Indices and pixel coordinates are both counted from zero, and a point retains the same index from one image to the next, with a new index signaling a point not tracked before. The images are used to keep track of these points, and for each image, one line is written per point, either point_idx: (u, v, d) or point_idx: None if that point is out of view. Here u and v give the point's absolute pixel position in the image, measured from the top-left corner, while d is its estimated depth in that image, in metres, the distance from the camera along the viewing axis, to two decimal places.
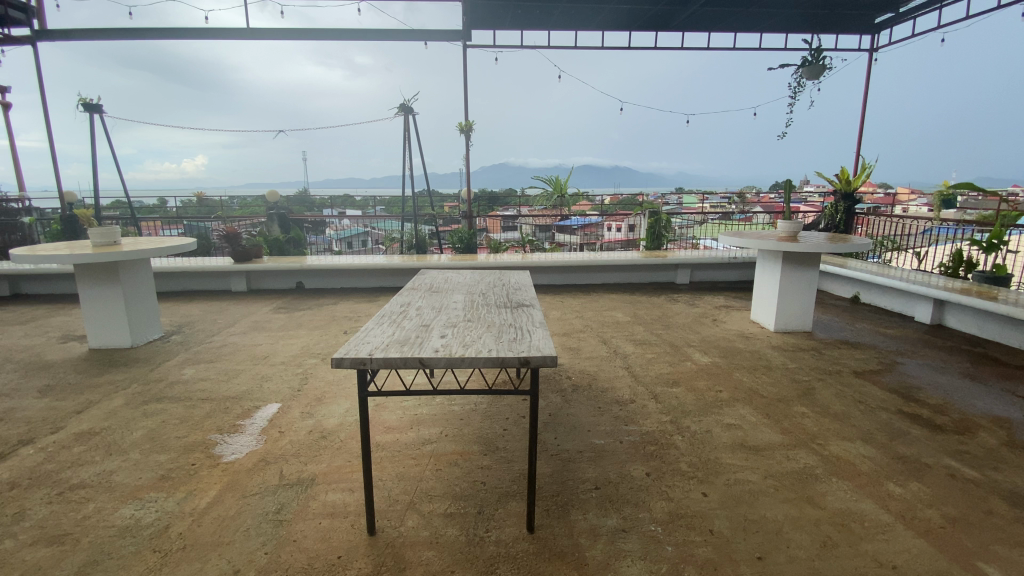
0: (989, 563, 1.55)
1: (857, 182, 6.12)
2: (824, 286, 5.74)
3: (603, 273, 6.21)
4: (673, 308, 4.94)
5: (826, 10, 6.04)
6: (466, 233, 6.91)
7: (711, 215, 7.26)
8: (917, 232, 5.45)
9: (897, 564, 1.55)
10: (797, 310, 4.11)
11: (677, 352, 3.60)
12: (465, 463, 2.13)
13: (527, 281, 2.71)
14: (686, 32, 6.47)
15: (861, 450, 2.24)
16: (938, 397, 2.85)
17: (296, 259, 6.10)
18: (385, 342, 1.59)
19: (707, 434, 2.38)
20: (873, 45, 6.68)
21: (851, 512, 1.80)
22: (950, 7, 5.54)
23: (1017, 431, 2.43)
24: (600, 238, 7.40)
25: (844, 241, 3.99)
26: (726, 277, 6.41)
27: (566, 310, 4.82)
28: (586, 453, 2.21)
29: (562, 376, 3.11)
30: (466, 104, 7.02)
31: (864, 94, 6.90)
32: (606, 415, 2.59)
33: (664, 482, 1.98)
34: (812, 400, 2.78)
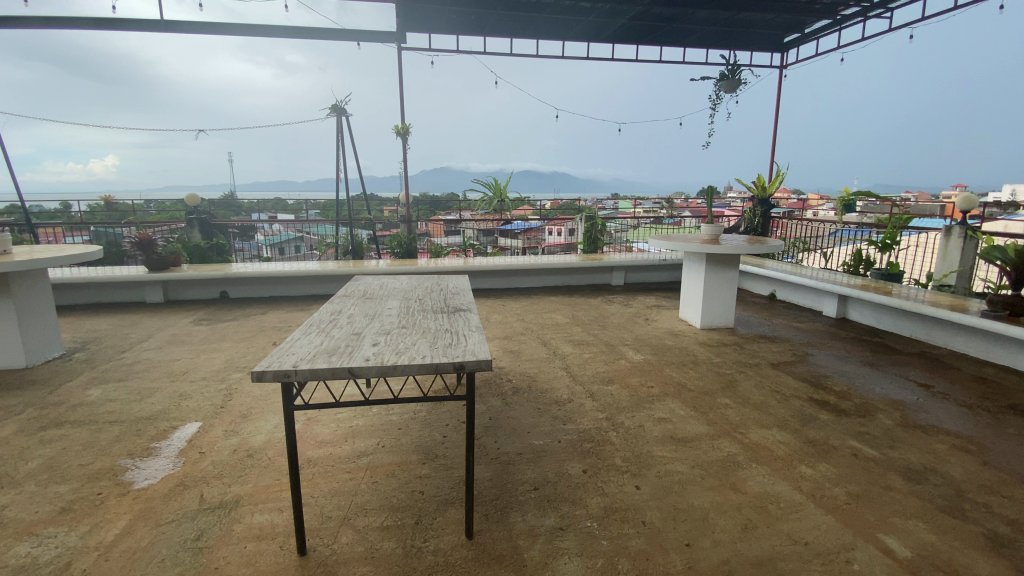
0: (887, 534, 1.72)
1: (771, 188, 6.61)
2: (744, 284, 6.15)
3: (543, 275, 6.32)
4: (609, 309, 5.11)
5: (741, 28, 6.49)
6: (405, 238, 6.82)
7: (644, 219, 7.57)
8: (825, 234, 5.96)
9: (808, 540, 1.68)
10: (720, 308, 4.37)
11: (613, 351, 3.73)
12: (402, 473, 2.08)
13: (465, 285, 2.69)
14: (617, 43, 6.72)
15: (776, 436, 2.42)
16: (842, 383, 3.13)
17: (219, 266, 5.73)
18: (311, 353, 1.52)
19: (640, 428, 2.47)
20: (783, 62, 7.25)
21: (769, 495, 1.93)
22: (847, 31, 6.12)
23: (909, 412, 2.72)
24: (542, 242, 7.51)
25: (762, 243, 4.29)
26: (658, 278, 6.73)
27: (506, 313, 4.86)
28: (525, 454, 2.23)
29: (502, 379, 3.12)
30: (402, 106, 6.93)
31: (775, 108, 7.49)
32: (545, 415, 2.63)
33: (599, 478, 2.03)
34: (734, 392, 2.97)
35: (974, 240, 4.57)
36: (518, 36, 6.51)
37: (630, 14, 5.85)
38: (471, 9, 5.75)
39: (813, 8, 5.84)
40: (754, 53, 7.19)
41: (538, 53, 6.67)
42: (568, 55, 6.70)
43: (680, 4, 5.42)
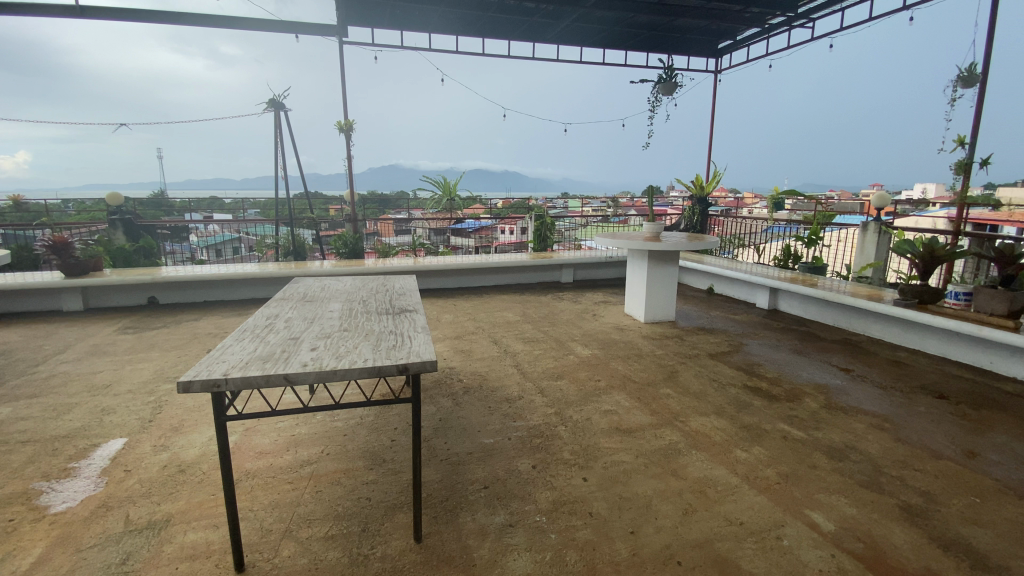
0: (813, 509, 1.85)
1: (709, 187, 6.94)
2: (685, 279, 6.42)
3: (494, 274, 6.33)
4: (558, 305, 5.19)
5: (679, 34, 6.74)
6: (350, 238, 6.62)
7: (592, 218, 7.72)
8: (759, 231, 6.29)
9: (743, 520, 1.78)
10: (662, 303, 4.55)
11: (562, 347, 3.79)
12: (348, 480, 2.03)
13: (412, 285, 2.65)
14: (561, 44, 6.81)
15: (714, 423, 2.54)
16: (773, 370, 3.34)
17: (147, 270, 5.35)
18: (244, 360, 1.45)
19: (587, 421, 2.53)
20: (717, 67, 7.60)
21: (708, 480, 2.03)
22: (774, 39, 6.49)
23: (832, 395, 2.94)
24: (494, 241, 7.59)
25: (700, 239, 4.49)
26: (605, 275, 6.91)
27: (457, 312, 4.82)
28: (475, 453, 2.22)
29: (452, 379, 3.10)
30: (344, 102, 6.73)
31: (710, 111, 7.86)
32: (495, 413, 2.63)
33: (548, 473, 2.06)
34: (676, 382, 3.09)
35: (887, 235, 5.02)
36: (463, 35, 6.47)
37: (573, 16, 5.94)
38: (414, 5, 5.65)
39: (743, 16, 6.16)
40: (690, 58, 7.50)
41: (484, 51, 6.65)
42: (513, 54, 6.73)
43: (621, 8, 5.56)
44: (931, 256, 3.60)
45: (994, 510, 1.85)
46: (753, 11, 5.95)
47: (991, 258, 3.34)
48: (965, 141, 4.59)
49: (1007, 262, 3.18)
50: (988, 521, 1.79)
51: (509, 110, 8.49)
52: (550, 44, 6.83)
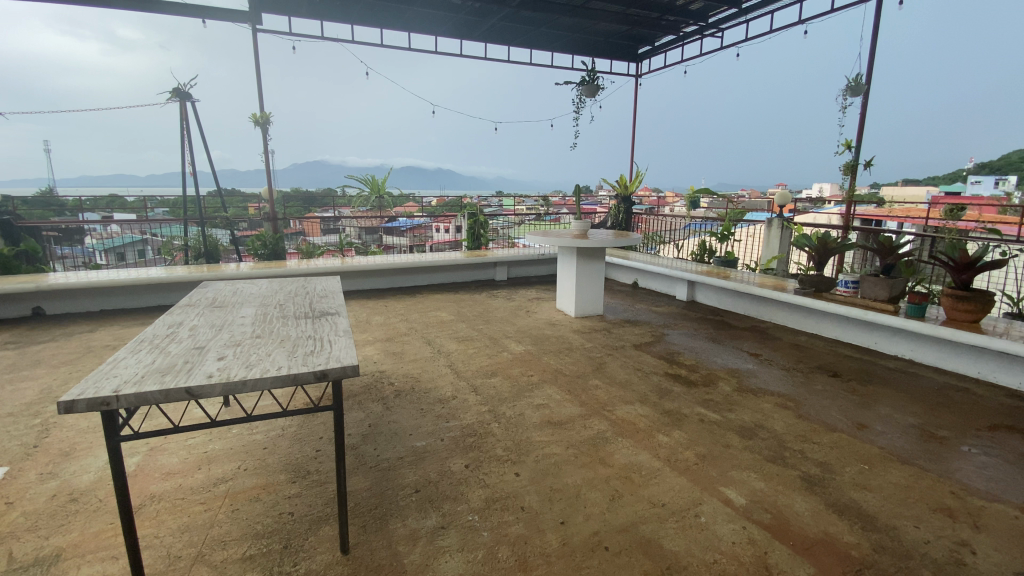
0: (728, 486, 1.98)
1: (632, 187, 7.28)
2: (612, 274, 6.67)
3: (428, 274, 6.24)
4: (492, 303, 5.20)
5: (601, 37, 6.96)
6: (269, 238, 6.27)
7: (527, 216, 7.80)
8: (679, 228, 6.66)
9: (665, 501, 1.88)
10: (590, 298, 4.69)
11: (496, 344, 3.80)
12: (269, 496, 1.91)
13: (334, 287, 2.54)
14: (488, 42, 6.80)
15: (639, 410, 2.66)
16: (692, 357, 3.56)
17: (29, 277, 4.74)
18: (139, 373, 1.32)
19: (519, 417, 2.56)
20: (637, 71, 7.95)
21: (633, 465, 2.12)
22: (688, 46, 6.88)
23: (742, 378, 3.18)
24: (430, 240, 7.43)
25: (624, 236, 4.67)
26: (539, 272, 7.02)
27: (388, 314, 4.70)
28: (406, 457, 2.17)
29: (383, 383, 3.01)
30: (260, 94, 6.32)
31: (632, 114, 8.21)
32: (428, 415, 2.59)
33: (481, 471, 2.06)
34: (604, 373, 3.21)
35: (787, 230, 5.44)
36: (387, 28, 6.30)
37: (500, 15, 5.96)
38: None
39: (660, 24, 6.47)
40: (612, 61, 7.78)
41: (409, 47, 6.51)
42: (440, 51, 6.64)
43: (546, 10, 5.65)
44: (824, 249, 3.98)
45: (880, 475, 2.08)
46: (668, 19, 6.28)
47: (873, 250, 3.74)
48: (852, 145, 5.11)
49: (886, 253, 3.57)
50: (874, 485, 2.01)
51: (437, 107, 8.37)
52: (477, 41, 6.80)
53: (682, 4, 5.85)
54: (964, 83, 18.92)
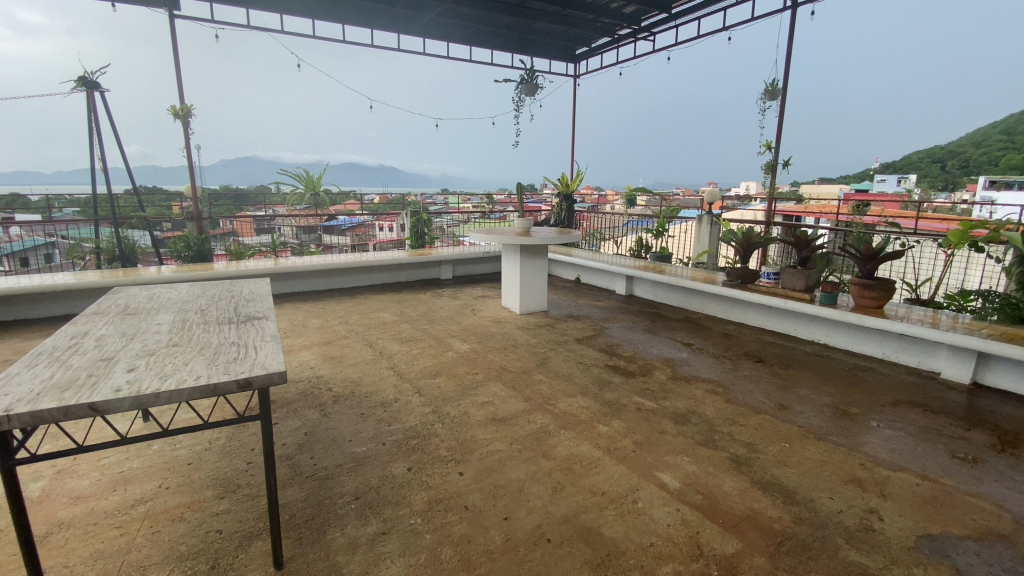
0: (663, 471, 2.07)
1: (574, 185, 7.41)
2: (555, 270, 6.79)
3: (370, 274, 6.08)
4: (437, 302, 5.14)
5: (540, 37, 7.05)
6: (195, 239, 5.87)
7: (473, 214, 7.73)
8: (619, 225, 6.84)
9: (604, 489, 1.94)
10: (534, 295, 4.75)
11: (440, 343, 3.76)
12: (194, 514, 1.79)
13: (264, 290, 2.42)
14: (427, 37, 6.71)
15: (581, 402, 2.72)
16: (631, 349, 3.69)
17: None
18: (35, 390, 1.20)
19: (464, 415, 2.55)
20: (576, 71, 8.13)
21: (575, 457, 2.17)
22: (623, 49, 7.10)
23: (677, 366, 3.34)
24: (373, 239, 7.21)
25: (567, 232, 4.73)
26: (484, 270, 7.01)
27: (328, 316, 4.54)
28: (345, 464, 2.10)
29: (321, 389, 2.90)
30: (180, 84, 5.90)
31: (572, 113, 8.36)
32: (368, 419, 2.52)
33: (423, 473, 2.03)
34: (548, 368, 3.26)
35: (716, 225, 5.75)
36: (320, 19, 6.06)
37: (437, 11, 5.89)
38: None
39: (596, 26, 6.64)
40: (551, 61, 7.91)
41: (343, 40, 6.31)
42: (377, 45, 6.48)
43: (484, 7, 5.64)
44: (748, 243, 4.24)
45: (799, 452, 2.25)
46: (604, 21, 6.45)
47: (791, 243, 4.03)
48: (771, 145, 5.50)
49: (803, 246, 3.85)
50: (793, 461, 2.17)
51: (375, 102, 8.15)
52: (414, 36, 6.69)
53: (616, 7, 6.03)
54: (868, 88, 20.69)
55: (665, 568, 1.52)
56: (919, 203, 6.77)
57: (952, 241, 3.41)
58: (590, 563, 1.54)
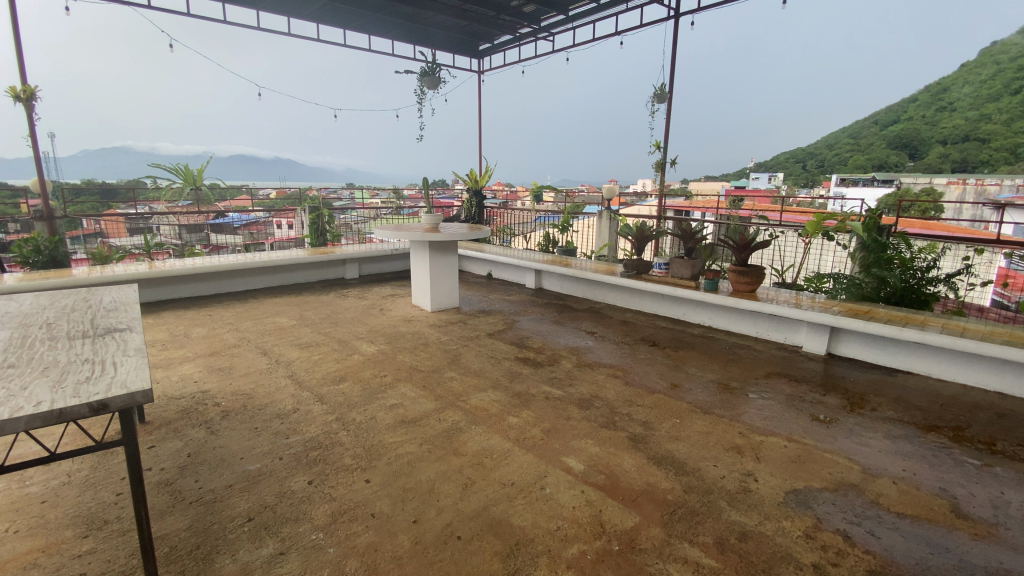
0: (570, 456, 2.16)
1: (483, 181, 7.62)
2: (466, 266, 6.79)
3: (267, 276, 5.66)
4: (342, 304, 4.90)
5: (442, 30, 6.97)
6: (47, 242, 5.07)
7: (382, 210, 7.47)
8: (527, 222, 7.01)
9: (514, 480, 1.97)
10: (446, 291, 4.69)
11: (345, 347, 3.59)
12: (51, 558, 1.55)
13: (130, 298, 2.15)
14: (320, 23, 6.33)
15: (491, 396, 2.75)
16: (540, 340, 3.79)
17: None
18: None
19: (370, 420, 2.46)
20: (479, 67, 8.15)
21: (485, 451, 2.18)
22: (524, 47, 7.25)
23: (582, 354, 3.49)
24: (270, 237, 6.65)
25: (476, 228, 4.73)
26: (392, 268, 6.81)
27: (216, 324, 4.13)
28: (236, 485, 1.94)
29: (209, 404, 2.64)
30: (20, 61, 5.00)
31: (477, 108, 8.37)
32: (264, 433, 2.34)
33: (326, 485, 1.93)
34: (459, 364, 3.25)
35: (615, 221, 6.04)
36: None
37: None
38: None
39: (497, 23, 6.69)
40: (454, 56, 7.85)
41: (225, 20, 5.76)
42: (265, 28, 6.01)
43: None
44: (643, 236, 4.53)
45: (689, 426, 2.45)
46: (504, 18, 6.52)
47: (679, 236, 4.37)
48: (660, 146, 5.93)
49: (688, 238, 4.20)
50: (684, 435, 2.37)
51: (263, 90, 7.56)
52: (307, 21, 6.29)
53: (516, 6, 6.11)
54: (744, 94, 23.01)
55: (571, 550, 1.59)
56: (784, 198, 7.67)
57: (810, 231, 3.89)
58: (499, 555, 1.56)
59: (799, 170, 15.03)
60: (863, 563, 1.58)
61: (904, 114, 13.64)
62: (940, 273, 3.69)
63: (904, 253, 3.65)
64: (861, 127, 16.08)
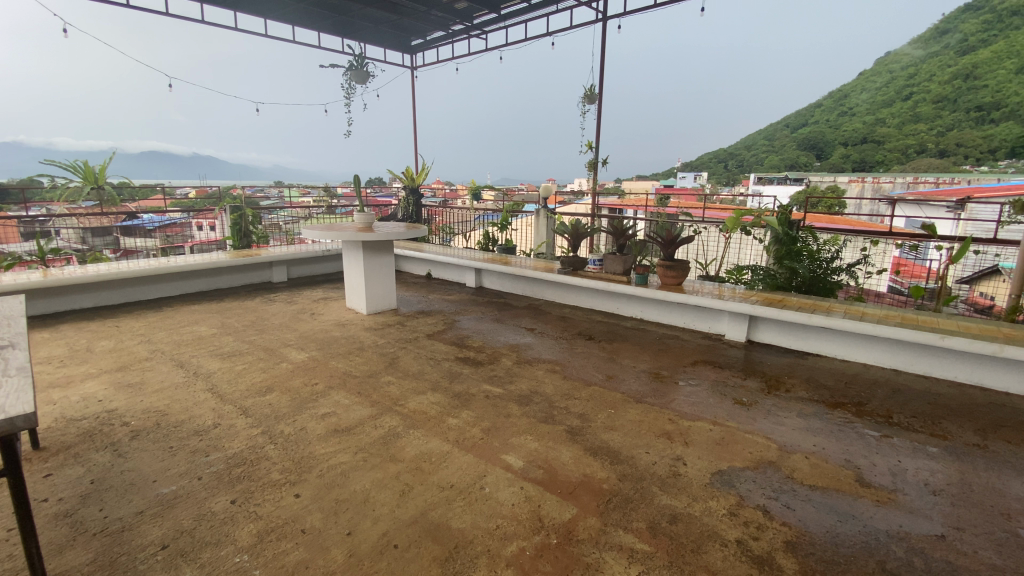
0: (509, 453, 2.17)
1: (420, 178, 7.50)
2: (404, 266, 6.65)
3: (184, 282, 5.26)
4: (269, 309, 4.64)
5: (371, 24, 6.77)
6: None
7: (315, 210, 7.18)
8: (466, 220, 6.97)
9: (453, 482, 1.95)
10: (382, 292, 4.57)
11: (272, 355, 3.40)
12: None
13: (17, 311, 1.93)
14: (238, 11, 5.95)
15: (429, 399, 2.71)
16: (479, 339, 3.78)
17: None
18: None
19: (301, 431, 2.35)
20: (412, 63, 7.99)
21: (423, 455, 2.14)
22: (456, 44, 7.21)
23: (521, 351, 3.52)
24: (189, 240, 6.30)
25: (411, 228, 4.59)
26: (323, 270, 6.53)
27: (124, 336, 3.78)
28: (148, 510, 1.78)
29: (115, 425, 2.40)
30: None
31: (411, 105, 8.21)
32: (181, 452, 2.17)
33: (252, 503, 1.82)
34: (396, 367, 3.17)
35: (553, 220, 6.12)
36: None
37: None
38: None
39: (428, 17, 6.58)
40: (385, 50, 7.66)
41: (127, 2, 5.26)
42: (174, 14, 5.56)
43: None
44: (578, 233, 4.65)
45: (623, 416, 2.54)
46: (436, 14, 6.42)
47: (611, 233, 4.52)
48: (592, 145, 6.08)
49: (620, 235, 4.36)
50: (618, 425, 2.45)
51: (175, 82, 6.96)
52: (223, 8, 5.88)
53: (446, 2, 6.04)
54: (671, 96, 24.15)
55: (510, 548, 1.59)
56: (707, 195, 8.13)
57: (731, 226, 4.14)
58: (437, 560, 1.54)
59: (721, 169, 15.96)
60: (780, 534, 1.70)
61: (812, 118, 14.85)
62: (841, 263, 4.04)
63: (812, 245, 3.98)
64: (775, 129, 17.31)
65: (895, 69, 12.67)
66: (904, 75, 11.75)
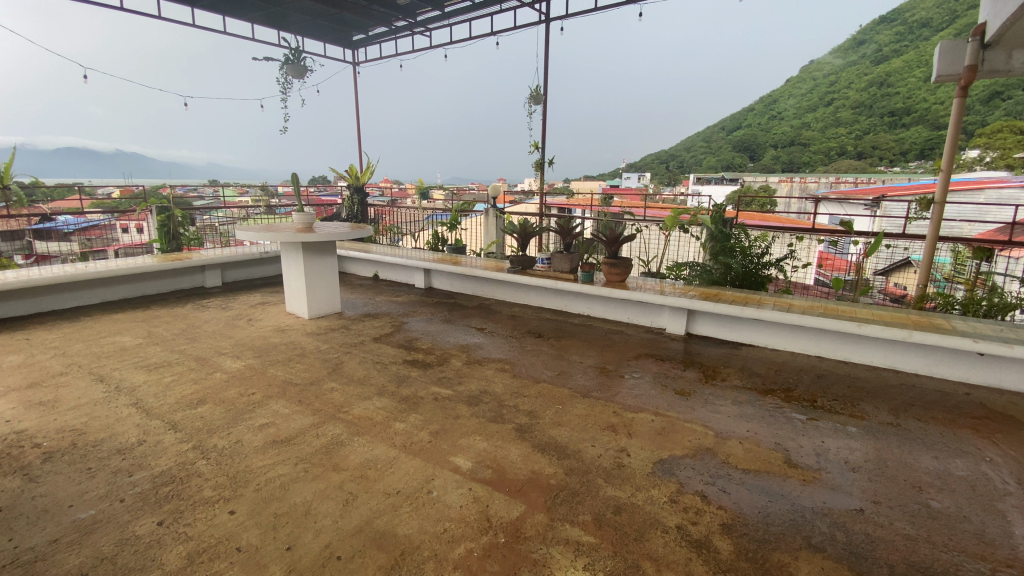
0: (457, 455, 2.16)
1: (365, 177, 7.33)
2: (349, 268, 6.47)
3: (106, 289, 4.88)
4: (201, 316, 4.38)
5: (308, 17, 6.52)
6: None
7: (252, 210, 6.86)
8: (413, 220, 6.86)
9: (399, 488, 1.92)
10: (325, 295, 4.42)
11: (205, 365, 3.21)
12: None
13: None
14: None
15: (375, 404, 2.65)
16: (428, 341, 3.74)
17: None
18: None
19: (237, 444, 2.24)
20: (354, 59, 7.76)
21: (368, 462, 2.10)
22: (399, 41, 7.07)
23: (470, 351, 3.51)
24: (113, 243, 5.66)
25: (354, 228, 4.47)
26: (262, 273, 6.25)
27: (34, 350, 3.45)
28: (62, 538, 1.64)
29: (21, 449, 2.19)
30: None
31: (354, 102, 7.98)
32: (101, 474, 2.01)
33: (181, 523, 1.71)
34: (340, 373, 3.08)
35: (502, 219, 6.12)
36: None
37: None
38: None
39: (368, 12, 6.42)
40: (324, 44, 7.40)
41: None
42: None
43: None
44: (525, 232, 4.68)
45: (570, 411, 2.59)
46: (377, 9, 6.27)
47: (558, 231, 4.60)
48: (538, 145, 6.14)
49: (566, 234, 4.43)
50: (565, 420, 2.49)
51: None
52: None
53: None
54: None
55: (458, 550, 1.59)
56: (650, 194, 8.41)
57: (670, 224, 4.31)
58: (383, 569, 1.51)
59: (662, 170, 16.54)
60: (716, 518, 1.79)
61: (745, 122, 15.68)
62: (771, 258, 4.29)
63: (744, 242, 4.20)
64: (712, 131, 18.14)
65: (817, 77, 13.59)
66: (826, 82, 12.62)
